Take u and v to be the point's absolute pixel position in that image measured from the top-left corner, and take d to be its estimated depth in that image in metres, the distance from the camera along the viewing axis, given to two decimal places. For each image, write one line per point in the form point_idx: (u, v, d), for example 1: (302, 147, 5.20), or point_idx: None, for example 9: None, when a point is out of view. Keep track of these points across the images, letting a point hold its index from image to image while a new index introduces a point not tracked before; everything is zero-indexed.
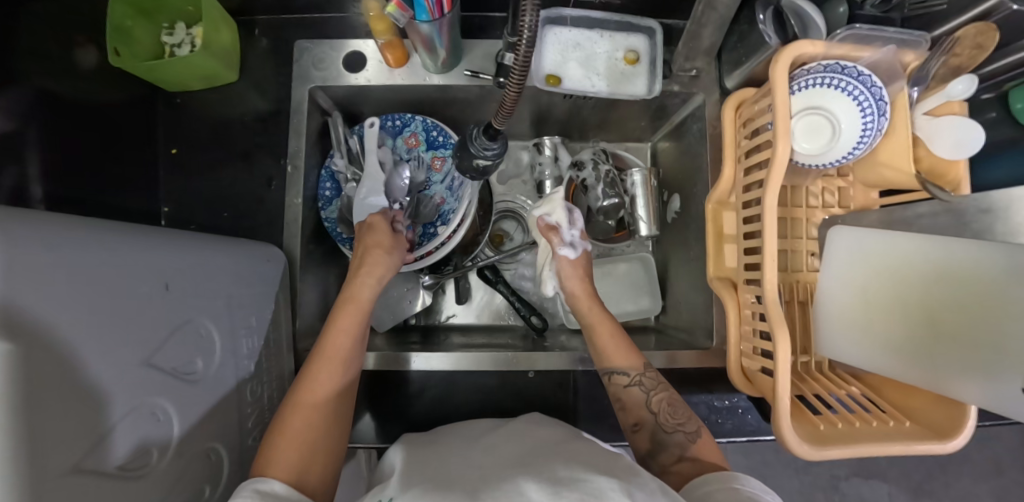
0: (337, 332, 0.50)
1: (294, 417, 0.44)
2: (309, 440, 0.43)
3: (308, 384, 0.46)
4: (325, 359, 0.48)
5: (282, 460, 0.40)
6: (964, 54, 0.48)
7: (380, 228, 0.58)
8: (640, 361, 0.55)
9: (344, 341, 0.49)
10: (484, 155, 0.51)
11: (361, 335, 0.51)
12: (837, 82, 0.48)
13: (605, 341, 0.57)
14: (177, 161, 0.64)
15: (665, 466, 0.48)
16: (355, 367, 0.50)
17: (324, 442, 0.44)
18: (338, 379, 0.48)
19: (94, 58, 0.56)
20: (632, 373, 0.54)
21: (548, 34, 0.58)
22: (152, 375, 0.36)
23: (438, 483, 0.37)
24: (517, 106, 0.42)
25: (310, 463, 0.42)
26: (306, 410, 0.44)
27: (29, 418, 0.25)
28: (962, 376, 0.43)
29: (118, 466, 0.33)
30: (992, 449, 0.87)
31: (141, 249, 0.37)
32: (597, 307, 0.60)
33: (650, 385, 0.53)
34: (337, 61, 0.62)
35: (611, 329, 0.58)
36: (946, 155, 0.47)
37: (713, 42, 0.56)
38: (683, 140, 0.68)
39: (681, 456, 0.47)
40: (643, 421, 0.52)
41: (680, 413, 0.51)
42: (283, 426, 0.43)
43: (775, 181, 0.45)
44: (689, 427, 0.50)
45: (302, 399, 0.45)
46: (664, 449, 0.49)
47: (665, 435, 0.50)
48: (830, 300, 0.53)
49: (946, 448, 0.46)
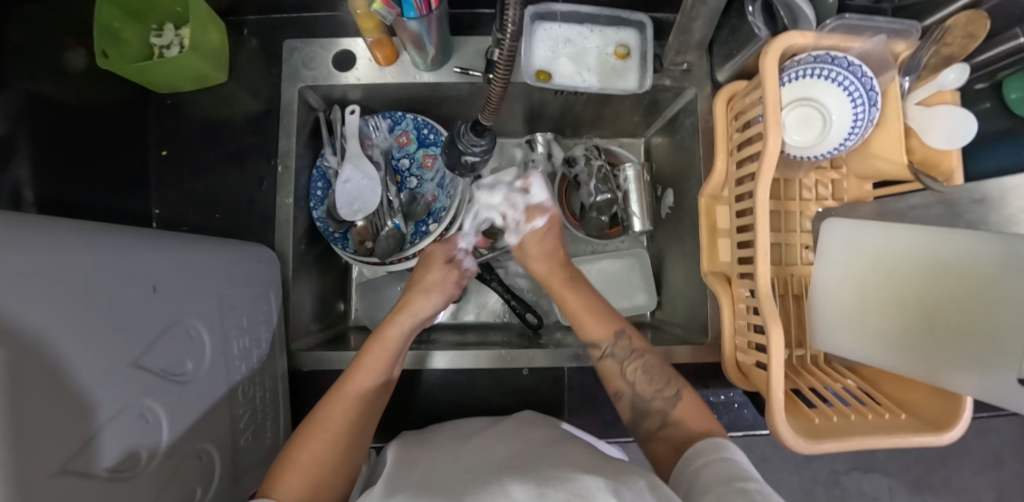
0: (361, 367, 0.51)
1: (305, 446, 0.45)
2: (316, 471, 0.44)
3: (325, 415, 0.48)
4: (344, 396, 0.49)
5: (286, 487, 0.42)
6: (954, 42, 0.48)
7: (433, 266, 0.60)
8: (609, 331, 0.55)
9: (367, 378, 0.51)
10: (472, 151, 0.52)
11: (385, 372, 0.53)
12: (827, 73, 0.48)
13: (577, 315, 0.57)
14: (168, 163, 0.64)
15: (651, 431, 0.49)
16: (377, 404, 0.51)
17: (332, 472, 0.45)
18: (357, 412, 0.49)
19: (83, 60, 0.56)
20: (603, 345, 0.55)
21: (538, 29, 0.58)
22: (140, 377, 0.36)
23: (427, 485, 0.37)
24: (504, 99, 0.42)
25: (314, 493, 0.43)
26: (317, 438, 0.46)
27: (11, 423, 0.25)
28: (958, 367, 0.43)
29: (106, 469, 0.32)
30: (992, 441, 0.87)
31: (128, 250, 0.37)
32: (565, 288, 0.59)
33: (623, 354, 0.54)
34: (327, 61, 0.62)
35: (581, 294, 0.59)
36: (938, 145, 0.47)
37: (704, 35, 0.56)
38: (676, 134, 0.68)
39: (664, 422, 0.48)
40: (621, 391, 0.53)
41: (658, 379, 0.51)
42: (295, 455, 0.44)
43: (766, 173, 0.45)
44: (667, 392, 0.50)
45: (314, 428, 0.47)
46: (646, 416, 0.50)
47: (645, 403, 0.51)
48: (825, 293, 0.52)
49: (941, 440, 0.46)
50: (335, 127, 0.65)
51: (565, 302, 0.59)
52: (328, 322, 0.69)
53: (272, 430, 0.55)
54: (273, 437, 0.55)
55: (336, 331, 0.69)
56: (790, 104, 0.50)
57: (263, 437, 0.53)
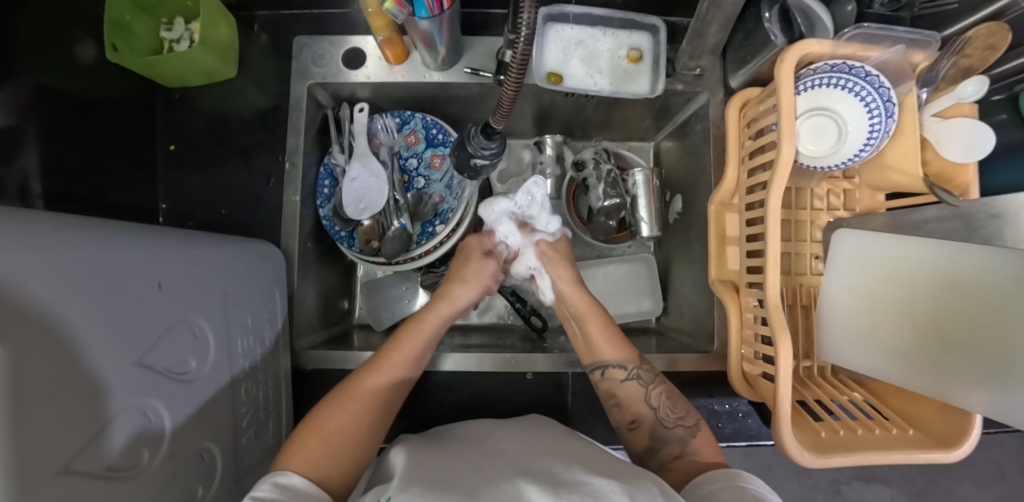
0: (396, 349, 0.53)
1: (332, 414, 0.46)
2: (336, 444, 0.44)
3: (355, 390, 0.48)
4: (373, 375, 0.50)
5: (304, 454, 0.42)
6: (975, 54, 0.47)
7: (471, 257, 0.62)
8: (634, 354, 0.55)
9: (400, 361, 0.52)
10: (481, 155, 0.51)
11: (419, 358, 0.54)
12: (843, 83, 0.48)
13: (596, 334, 0.57)
14: (176, 157, 0.64)
15: (665, 461, 0.47)
16: (402, 393, 0.52)
17: (353, 445, 0.45)
18: (383, 393, 0.49)
19: (93, 52, 0.56)
20: (627, 367, 0.54)
21: (550, 31, 0.58)
22: (144, 375, 0.36)
23: (437, 482, 0.36)
24: (515, 104, 0.41)
25: (331, 466, 0.42)
26: (343, 410, 0.46)
27: (14, 417, 0.25)
28: (967, 386, 0.42)
29: (108, 467, 0.32)
30: (996, 455, 0.86)
31: (136, 248, 0.37)
32: (586, 295, 0.60)
33: (648, 379, 0.52)
34: (337, 58, 0.61)
35: (602, 323, 0.57)
36: (954, 158, 0.46)
37: (718, 40, 0.55)
38: (686, 140, 0.67)
39: (682, 451, 0.47)
40: (642, 416, 0.51)
41: (680, 407, 0.51)
42: (318, 425, 0.45)
43: (779, 183, 0.44)
44: (688, 421, 0.49)
45: (341, 400, 0.47)
46: (664, 444, 0.48)
47: (666, 430, 0.49)
48: (831, 306, 0.52)
49: (950, 457, 0.45)
50: (343, 124, 0.64)
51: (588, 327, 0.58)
52: (332, 321, 0.68)
53: (275, 428, 0.55)
54: (275, 436, 0.55)
55: (340, 329, 0.69)
56: (805, 113, 0.50)
57: (265, 435, 0.53)
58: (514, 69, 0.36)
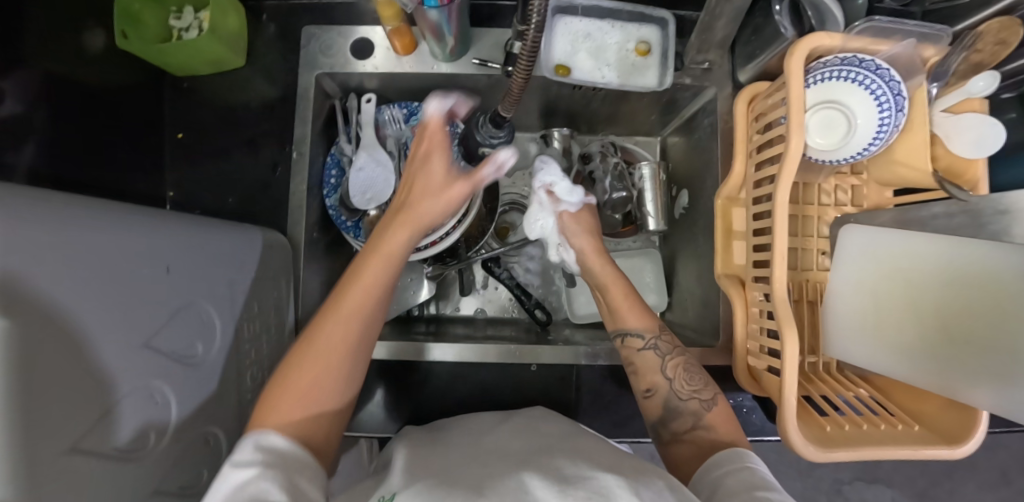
0: (358, 281, 0.45)
1: (301, 369, 0.42)
2: (312, 404, 0.41)
3: (319, 337, 0.43)
4: (334, 316, 0.44)
5: (276, 417, 0.39)
6: (985, 49, 0.46)
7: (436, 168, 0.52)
8: (654, 323, 0.54)
9: (363, 292, 0.45)
10: (490, 142, 0.57)
11: (388, 286, 0.46)
12: (853, 76, 0.48)
13: (619, 302, 0.56)
14: (183, 146, 0.64)
15: (677, 433, 0.48)
16: (376, 322, 0.46)
17: (331, 397, 0.42)
18: (353, 338, 0.43)
19: (102, 40, 0.56)
20: (646, 336, 0.53)
21: (558, 24, 0.57)
22: (151, 357, 0.36)
23: (445, 477, 0.36)
24: (525, 91, 0.41)
25: (313, 428, 0.40)
26: (312, 362, 0.42)
27: (22, 395, 0.25)
28: (974, 382, 0.42)
29: (115, 448, 0.32)
30: (999, 456, 0.86)
31: (145, 232, 0.37)
32: (609, 265, 0.59)
33: (665, 350, 0.52)
34: (345, 48, 0.61)
35: (628, 293, 0.57)
36: (965, 154, 0.46)
37: (727, 33, 0.55)
38: (693, 134, 0.67)
39: (695, 425, 0.47)
40: (656, 385, 0.51)
41: (696, 379, 0.50)
42: (291, 385, 0.41)
43: (788, 175, 0.44)
44: (704, 394, 0.49)
45: (307, 352, 0.42)
46: (676, 417, 0.49)
47: (679, 403, 0.49)
48: (838, 301, 0.51)
49: (954, 454, 0.45)
50: (351, 115, 0.64)
51: (611, 293, 0.57)
52: None
53: None
54: None
55: None
56: (815, 105, 0.50)
57: None
58: (525, 59, 0.36)
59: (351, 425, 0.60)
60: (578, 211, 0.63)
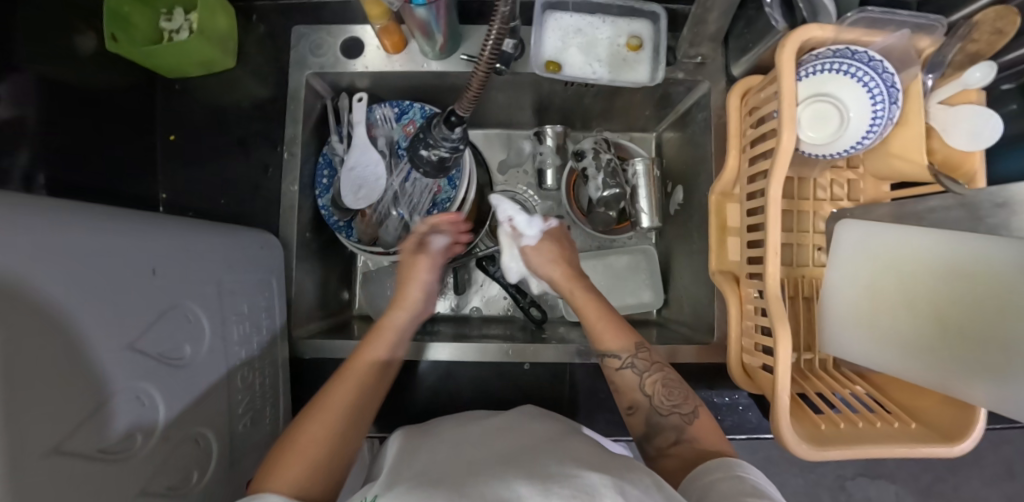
0: (363, 354, 0.52)
1: (303, 433, 0.43)
2: (314, 456, 0.42)
3: (323, 404, 0.46)
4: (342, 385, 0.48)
5: (278, 474, 0.39)
6: (981, 39, 0.45)
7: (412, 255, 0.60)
8: (629, 342, 0.53)
9: (369, 363, 0.51)
10: (442, 145, 0.49)
11: (388, 361, 0.53)
12: (845, 68, 0.46)
13: (594, 324, 0.55)
14: (176, 147, 0.64)
15: (661, 449, 0.46)
16: (376, 394, 0.50)
17: (330, 455, 0.43)
18: (356, 393, 0.48)
19: (94, 44, 0.56)
20: (623, 355, 0.52)
21: (548, 20, 0.57)
22: (136, 359, 0.36)
23: (429, 478, 0.36)
24: (485, 89, 0.39)
25: (312, 481, 0.40)
26: (317, 423, 0.44)
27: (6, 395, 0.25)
28: (972, 376, 0.41)
29: (100, 450, 0.32)
30: (1005, 453, 0.85)
31: (132, 234, 0.37)
32: (582, 289, 0.58)
33: (642, 367, 0.51)
34: (335, 47, 0.61)
35: (603, 312, 0.56)
36: (961, 146, 0.45)
37: (719, 27, 0.54)
38: (687, 129, 0.66)
39: (677, 439, 0.46)
40: (637, 404, 0.50)
41: (676, 394, 0.49)
42: (293, 444, 0.42)
43: (779, 171, 0.44)
44: (684, 408, 0.48)
45: (314, 413, 0.45)
46: (659, 433, 0.47)
47: (661, 418, 0.48)
48: (835, 297, 0.51)
49: (952, 451, 0.44)
50: (342, 115, 0.64)
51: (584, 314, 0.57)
52: (330, 311, 0.68)
53: (272, 415, 0.55)
54: (272, 423, 0.56)
55: (339, 320, 0.69)
56: (807, 98, 0.49)
57: (263, 421, 0.54)
58: (483, 61, 0.36)
59: None
60: (539, 243, 0.63)
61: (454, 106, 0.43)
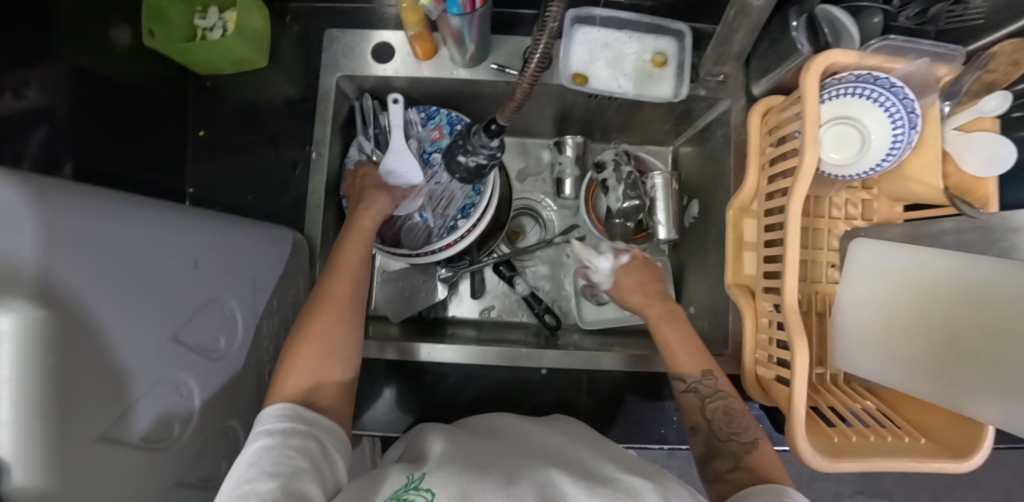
0: (346, 251, 0.52)
1: (309, 329, 0.46)
2: (322, 350, 0.45)
3: (319, 301, 0.48)
4: (335, 283, 0.49)
5: (293, 374, 0.43)
6: (999, 69, 0.47)
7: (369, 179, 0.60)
8: (698, 367, 0.52)
9: (354, 257, 0.51)
10: (480, 153, 0.50)
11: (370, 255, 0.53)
12: (866, 92, 0.49)
13: (669, 343, 0.54)
14: (205, 143, 0.65)
15: (720, 473, 0.47)
16: (365, 281, 0.52)
17: (341, 348, 0.47)
18: (349, 292, 0.49)
19: (129, 38, 0.57)
20: (688, 379, 0.52)
21: (577, 32, 0.58)
22: (177, 351, 0.37)
23: (481, 465, 0.36)
24: (528, 99, 0.40)
25: (320, 379, 0.44)
26: (321, 317, 0.47)
27: (51, 393, 0.25)
28: (984, 398, 0.42)
29: (140, 438, 0.33)
30: (1002, 476, 0.86)
31: (175, 228, 0.38)
32: (656, 305, 0.58)
33: (708, 393, 0.51)
34: (366, 52, 0.62)
35: (677, 328, 0.55)
36: (975, 171, 0.47)
37: (743, 47, 0.56)
38: (706, 145, 0.68)
39: (736, 466, 0.46)
40: (698, 426, 0.51)
41: (736, 423, 0.50)
42: (299, 342, 0.45)
43: (801, 189, 0.45)
44: (744, 438, 0.48)
45: (314, 309, 0.47)
46: (718, 456, 0.48)
47: (719, 443, 0.49)
48: (849, 310, 0.52)
49: (962, 467, 0.45)
50: (369, 116, 0.65)
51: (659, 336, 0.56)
52: None
53: None
54: None
55: None
56: (829, 120, 0.51)
57: None
58: (528, 73, 0.37)
59: (354, 423, 0.61)
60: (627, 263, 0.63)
61: (499, 114, 0.44)
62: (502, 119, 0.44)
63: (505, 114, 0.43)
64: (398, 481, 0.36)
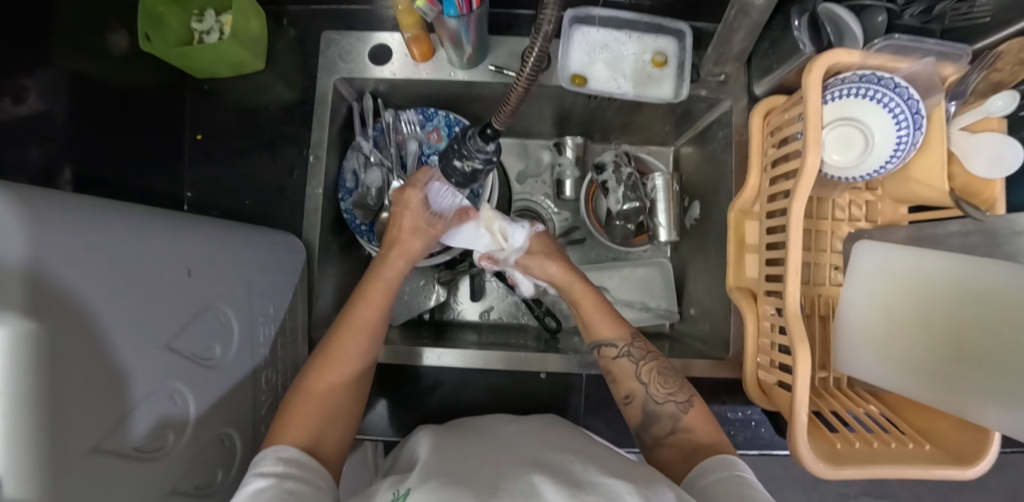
0: (367, 303, 0.53)
1: (319, 384, 0.47)
2: (326, 408, 0.46)
3: (331, 355, 0.49)
4: (348, 338, 0.50)
5: (297, 428, 0.43)
6: (1005, 68, 0.46)
7: (411, 201, 0.59)
8: (623, 332, 0.55)
9: (373, 312, 0.52)
10: (477, 157, 0.49)
11: (388, 307, 0.54)
12: (871, 94, 0.48)
13: (589, 313, 0.57)
14: (202, 147, 0.65)
15: (659, 437, 0.49)
16: (381, 338, 0.52)
17: (346, 407, 0.47)
18: (361, 351, 0.50)
19: (125, 42, 0.57)
20: (620, 344, 0.54)
21: (575, 33, 0.58)
22: (171, 359, 0.37)
23: (473, 477, 0.36)
24: (523, 103, 0.39)
25: (322, 435, 0.44)
26: (331, 370, 0.48)
27: (45, 406, 0.25)
28: (989, 404, 0.41)
29: (135, 447, 0.33)
30: (1009, 477, 0.85)
31: (168, 234, 0.37)
32: (575, 277, 0.60)
33: (639, 355, 0.53)
34: (363, 55, 0.61)
35: (597, 299, 0.58)
36: (982, 173, 0.46)
37: (744, 47, 0.55)
38: (706, 146, 0.67)
39: (673, 428, 0.48)
40: (632, 391, 0.52)
41: (671, 383, 0.51)
42: (307, 393, 0.46)
43: (802, 193, 0.44)
44: (679, 397, 0.50)
45: (327, 361, 0.48)
46: (656, 421, 0.50)
47: (656, 407, 0.50)
48: (849, 314, 0.51)
49: (967, 474, 0.45)
50: (368, 116, 0.65)
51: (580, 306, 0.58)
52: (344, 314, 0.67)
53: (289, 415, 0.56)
54: None
55: None
56: (833, 121, 0.50)
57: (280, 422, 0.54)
58: (523, 78, 0.36)
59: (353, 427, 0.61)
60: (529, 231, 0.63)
61: (493, 119, 0.43)
62: (497, 122, 0.43)
63: (500, 120, 0.43)
64: (385, 495, 0.37)
